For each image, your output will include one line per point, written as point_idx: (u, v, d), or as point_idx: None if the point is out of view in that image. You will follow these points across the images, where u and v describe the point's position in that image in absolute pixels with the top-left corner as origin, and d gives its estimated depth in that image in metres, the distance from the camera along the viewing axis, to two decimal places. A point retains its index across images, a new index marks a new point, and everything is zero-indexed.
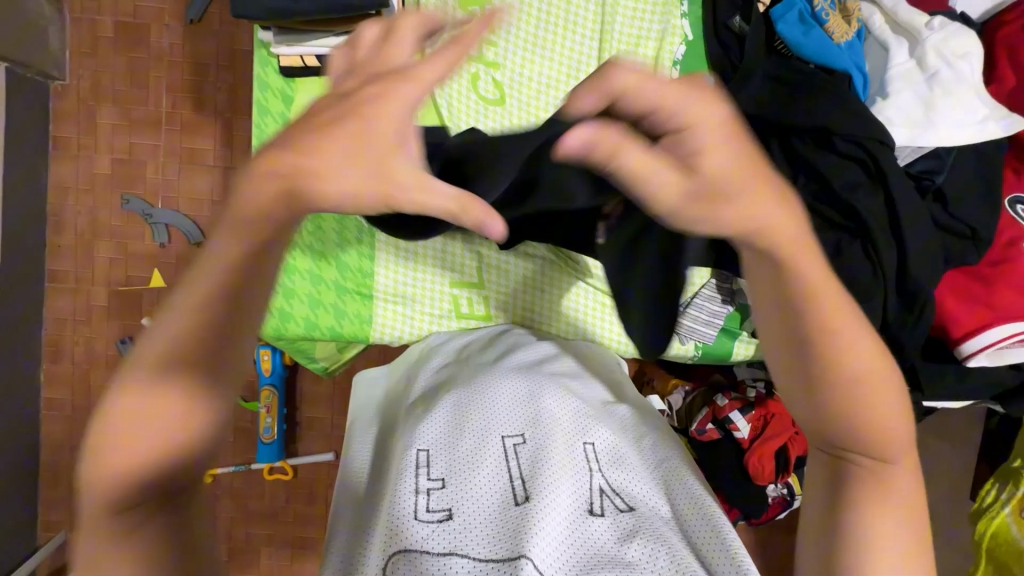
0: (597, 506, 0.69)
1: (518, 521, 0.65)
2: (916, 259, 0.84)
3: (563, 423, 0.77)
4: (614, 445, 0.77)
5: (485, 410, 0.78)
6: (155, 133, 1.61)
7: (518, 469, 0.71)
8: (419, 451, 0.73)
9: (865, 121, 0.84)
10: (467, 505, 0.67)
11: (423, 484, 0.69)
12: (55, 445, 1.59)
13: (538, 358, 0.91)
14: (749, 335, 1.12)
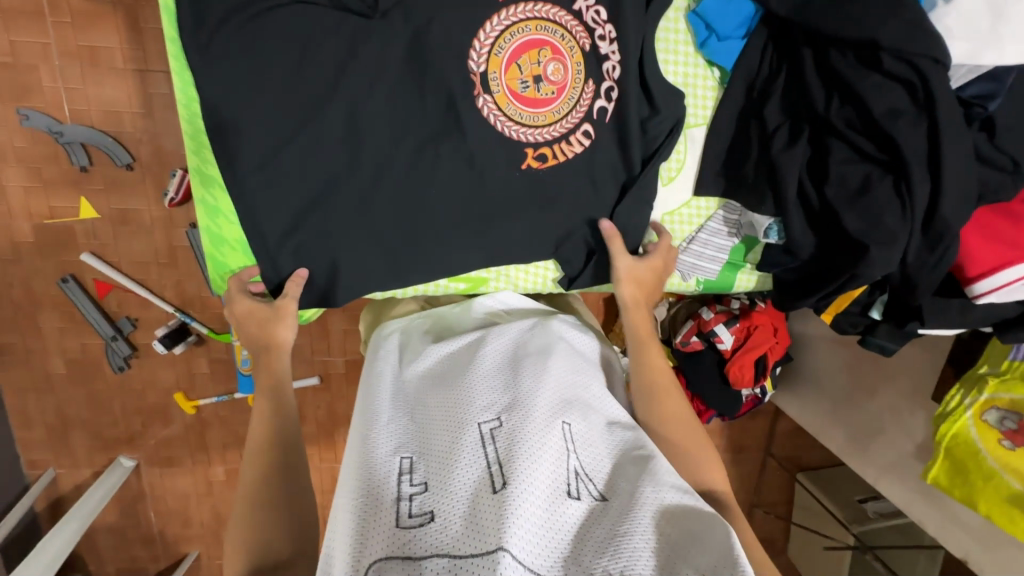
0: (574, 489, 0.64)
1: (499, 511, 0.57)
2: (952, 197, 0.77)
3: (543, 401, 0.71)
4: (592, 431, 0.72)
5: (460, 399, 0.72)
6: (40, 27, 1.32)
7: (495, 454, 0.64)
8: (400, 457, 0.66)
9: (918, 31, 0.72)
10: (448, 501, 0.60)
11: (404, 490, 0.62)
12: (21, 388, 1.59)
13: (514, 341, 0.84)
14: (752, 267, 1.07)
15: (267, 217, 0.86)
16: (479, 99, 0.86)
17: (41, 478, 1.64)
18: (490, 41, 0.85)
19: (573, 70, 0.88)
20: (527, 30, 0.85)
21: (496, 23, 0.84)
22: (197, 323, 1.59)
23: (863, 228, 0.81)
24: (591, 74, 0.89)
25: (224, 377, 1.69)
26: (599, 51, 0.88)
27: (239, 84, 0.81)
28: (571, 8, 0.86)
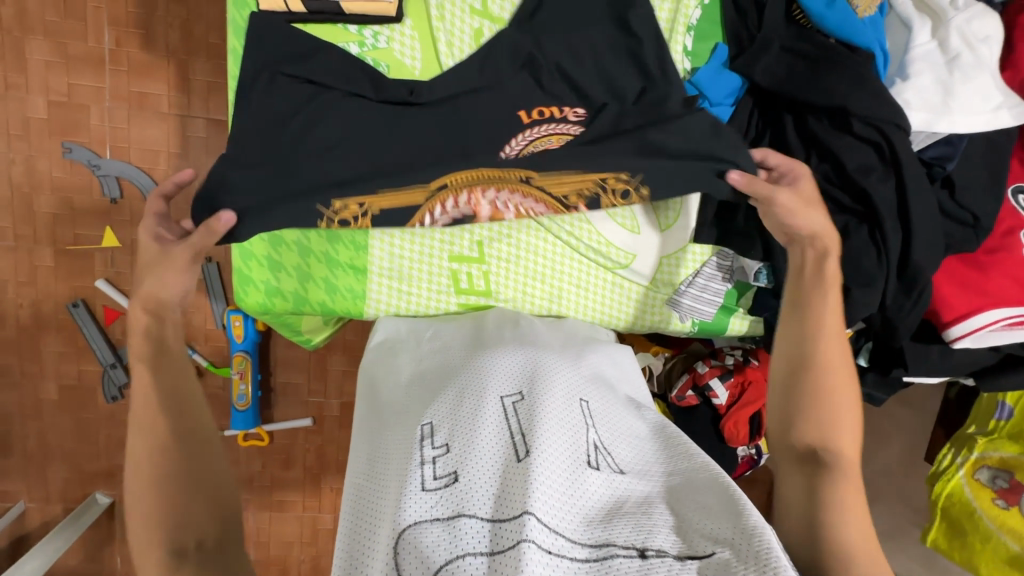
0: (593, 461, 0.72)
1: (522, 474, 0.65)
2: (920, 247, 0.85)
3: (559, 385, 0.80)
4: (604, 413, 0.81)
5: (482, 377, 0.81)
6: (98, 72, 1.47)
7: (517, 424, 0.73)
8: (424, 425, 0.75)
9: (882, 101, 0.84)
10: (473, 465, 0.68)
11: (428, 454, 0.70)
12: (9, 413, 1.59)
13: (530, 336, 0.94)
14: (744, 311, 1.12)
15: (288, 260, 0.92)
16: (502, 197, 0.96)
17: (9, 510, 1.58)
18: (513, 113, 0.95)
19: None
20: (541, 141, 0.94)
21: (521, 139, 0.93)
22: (198, 355, 1.61)
23: (842, 271, 0.89)
24: None
25: (217, 412, 1.68)
26: None
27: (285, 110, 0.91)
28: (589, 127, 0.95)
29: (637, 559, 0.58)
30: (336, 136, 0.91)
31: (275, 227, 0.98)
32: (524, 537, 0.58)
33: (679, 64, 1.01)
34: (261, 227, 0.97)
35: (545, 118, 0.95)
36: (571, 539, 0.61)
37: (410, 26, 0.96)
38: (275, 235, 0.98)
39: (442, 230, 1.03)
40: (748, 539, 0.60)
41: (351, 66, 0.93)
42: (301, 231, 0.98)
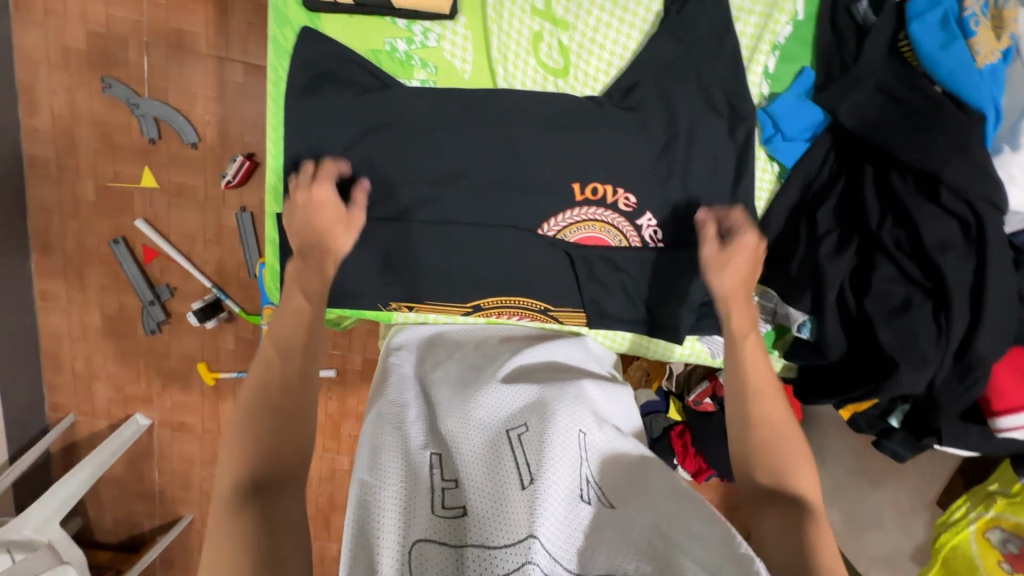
0: (591, 492, 0.77)
1: (524, 505, 0.70)
2: (986, 332, 0.79)
3: (562, 412, 0.84)
4: (604, 443, 0.86)
5: (489, 406, 0.87)
6: (136, 7, 1.45)
7: (520, 455, 0.78)
8: (434, 454, 0.81)
9: (982, 175, 0.75)
10: (478, 498, 0.73)
11: (438, 484, 0.76)
12: (57, 336, 1.70)
13: (536, 360, 0.98)
14: (780, 356, 1.06)
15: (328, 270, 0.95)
16: (546, 226, 0.95)
17: (59, 423, 1.72)
18: (567, 183, 0.92)
19: (609, 234, 0.96)
20: (573, 210, 0.94)
21: (568, 215, 0.94)
22: (230, 301, 1.65)
23: (896, 344, 0.83)
24: (634, 222, 0.95)
25: (245, 355, 1.74)
26: (642, 217, 0.94)
27: (337, 139, 0.90)
28: (634, 221, 0.95)
29: None
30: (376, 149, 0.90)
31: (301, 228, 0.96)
32: (525, 563, 0.64)
33: (755, 89, 0.91)
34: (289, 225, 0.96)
35: (595, 200, 0.93)
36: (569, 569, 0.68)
37: (463, 24, 0.88)
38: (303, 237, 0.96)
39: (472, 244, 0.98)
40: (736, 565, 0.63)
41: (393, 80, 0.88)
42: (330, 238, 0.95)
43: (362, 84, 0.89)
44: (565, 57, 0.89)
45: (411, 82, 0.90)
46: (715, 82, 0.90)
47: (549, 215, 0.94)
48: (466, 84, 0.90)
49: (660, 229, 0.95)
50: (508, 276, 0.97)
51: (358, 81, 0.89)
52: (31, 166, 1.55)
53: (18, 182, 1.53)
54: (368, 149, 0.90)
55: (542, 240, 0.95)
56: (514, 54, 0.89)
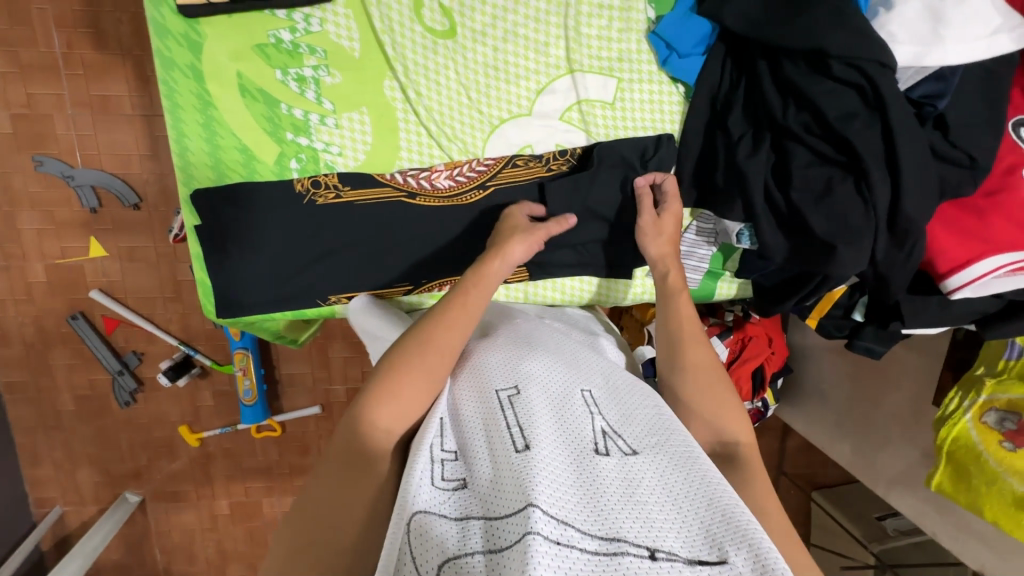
0: (602, 447, 0.68)
1: (521, 468, 0.62)
2: (912, 197, 0.78)
3: (557, 376, 0.78)
4: (609, 397, 0.78)
5: (484, 372, 0.79)
6: (55, 80, 1.42)
7: (515, 414, 0.70)
8: (429, 424, 0.73)
9: (864, 39, 0.75)
10: (476, 463, 0.65)
11: (435, 457, 0.69)
12: (29, 427, 1.63)
13: (535, 326, 0.92)
14: (732, 275, 1.08)
15: (261, 270, 0.93)
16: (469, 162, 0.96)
17: (46, 518, 1.65)
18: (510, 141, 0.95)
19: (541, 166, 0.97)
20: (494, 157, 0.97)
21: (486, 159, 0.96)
22: (201, 355, 1.62)
23: (829, 230, 0.82)
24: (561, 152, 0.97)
25: (225, 409, 1.70)
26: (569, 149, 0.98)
27: (249, 142, 0.91)
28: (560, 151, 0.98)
29: (647, 559, 0.55)
30: (296, 145, 0.92)
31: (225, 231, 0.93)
32: (528, 532, 0.55)
33: (641, 15, 0.92)
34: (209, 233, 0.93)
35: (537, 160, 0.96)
36: (581, 527, 0.57)
37: (342, 4, 0.87)
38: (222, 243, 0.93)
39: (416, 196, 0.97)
40: (759, 559, 0.56)
41: (285, 73, 0.89)
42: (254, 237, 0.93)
43: (257, 82, 0.89)
44: (449, 18, 0.89)
45: (303, 71, 0.89)
46: (602, 18, 0.92)
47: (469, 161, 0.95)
48: (358, 61, 0.90)
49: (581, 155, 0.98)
50: (443, 241, 0.95)
51: (255, 80, 0.89)
52: None
53: None
54: (292, 137, 0.91)
55: (474, 198, 0.95)
56: (399, 25, 0.88)
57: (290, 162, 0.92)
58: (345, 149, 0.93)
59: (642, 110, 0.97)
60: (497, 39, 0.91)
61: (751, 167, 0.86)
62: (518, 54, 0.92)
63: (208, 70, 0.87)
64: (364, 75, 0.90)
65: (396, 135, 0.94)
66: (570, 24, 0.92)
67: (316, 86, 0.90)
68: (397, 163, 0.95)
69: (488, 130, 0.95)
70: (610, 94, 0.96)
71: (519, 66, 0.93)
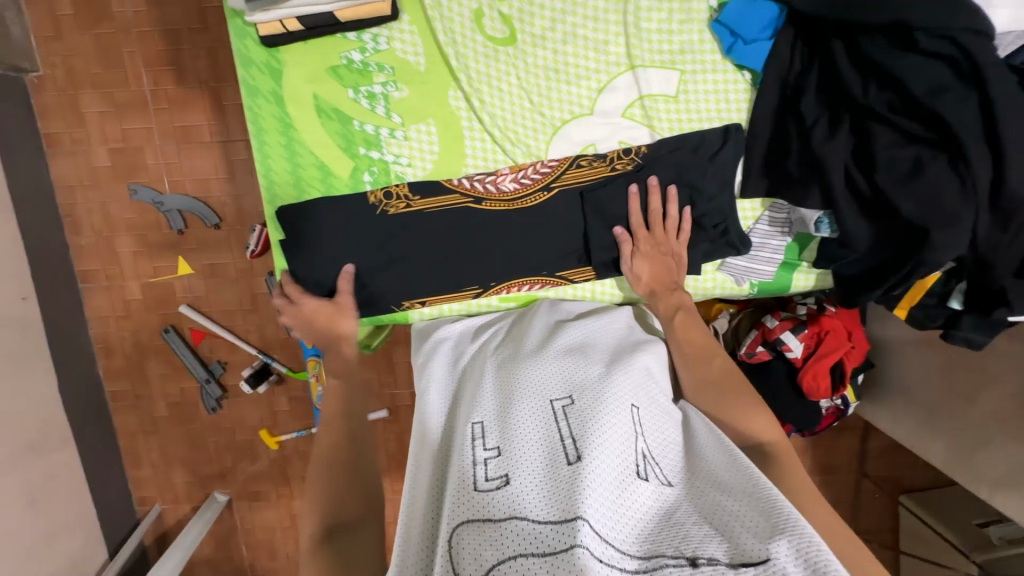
0: (644, 471, 0.68)
1: (573, 480, 0.62)
2: (1018, 172, 0.72)
3: (609, 389, 0.77)
4: (652, 421, 0.78)
5: (533, 378, 0.79)
6: (144, 115, 1.56)
7: (567, 427, 0.70)
8: (475, 423, 0.73)
9: (950, 9, 0.72)
10: (524, 470, 0.65)
11: (480, 454, 0.69)
12: (130, 432, 1.79)
13: (581, 333, 0.91)
14: (809, 265, 1.02)
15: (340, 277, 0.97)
16: (534, 163, 0.97)
17: (147, 516, 1.80)
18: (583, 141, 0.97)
19: (605, 165, 0.96)
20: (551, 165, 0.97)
21: (549, 161, 0.97)
22: (277, 363, 1.72)
23: (921, 212, 0.77)
24: (626, 150, 0.96)
25: (301, 413, 1.80)
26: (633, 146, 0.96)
27: (326, 160, 0.96)
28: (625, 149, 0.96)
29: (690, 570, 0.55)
30: (370, 160, 0.96)
31: None
32: (579, 543, 0.55)
33: (703, 5, 0.91)
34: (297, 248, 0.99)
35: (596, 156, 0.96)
36: (621, 549, 0.59)
37: (408, 22, 0.92)
38: None
39: None
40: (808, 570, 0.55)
41: (357, 92, 0.93)
42: None
43: (332, 102, 0.94)
44: (509, 26, 0.91)
45: (373, 88, 0.93)
46: (661, 12, 0.92)
47: (534, 162, 0.97)
48: (423, 74, 0.93)
49: (644, 151, 0.96)
50: (511, 243, 0.97)
51: (330, 101, 0.94)
52: (81, 281, 1.67)
53: (72, 297, 1.65)
54: (367, 153, 0.96)
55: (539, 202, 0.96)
56: (463, 37, 0.91)
57: (363, 175, 0.97)
58: (414, 160, 0.97)
59: (708, 102, 0.95)
60: (556, 42, 0.92)
61: (829, 154, 0.83)
62: (579, 55, 0.93)
63: (287, 95, 0.93)
64: (430, 87, 0.94)
65: (462, 144, 0.97)
66: (630, 21, 0.92)
67: (386, 101, 0.94)
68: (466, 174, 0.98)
69: (551, 131, 0.96)
70: (673, 87, 0.95)
71: (580, 67, 0.94)
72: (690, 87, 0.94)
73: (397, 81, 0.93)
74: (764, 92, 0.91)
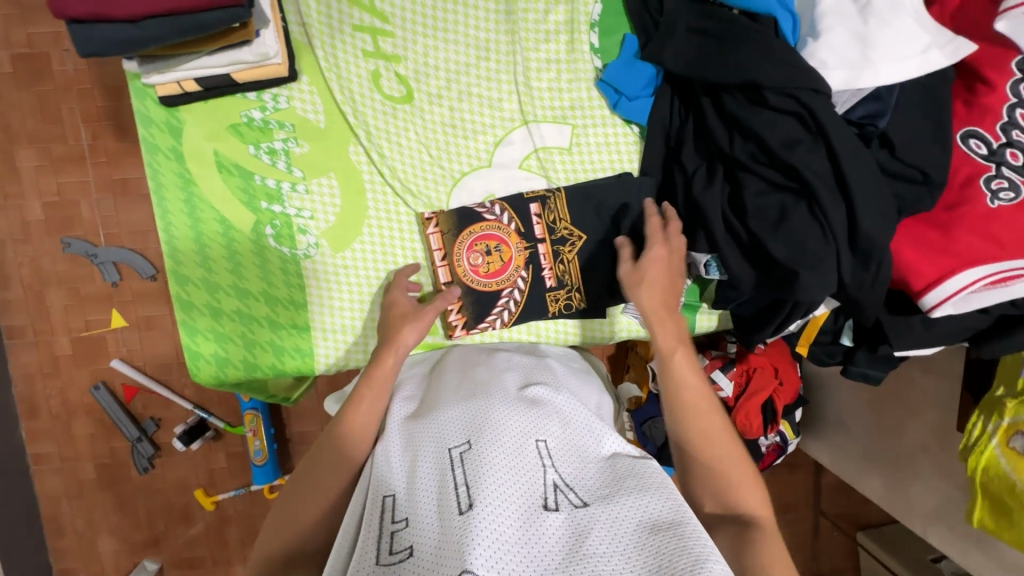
0: (551, 501, 0.68)
1: (464, 530, 0.61)
2: (869, 218, 0.77)
3: (509, 428, 0.77)
4: (563, 449, 0.78)
5: (436, 434, 0.78)
6: (81, 168, 1.56)
7: (464, 477, 0.69)
8: (384, 494, 0.72)
9: (794, 70, 0.77)
10: (426, 530, 0.64)
11: (387, 526, 0.67)
12: (53, 498, 1.68)
13: (491, 374, 0.92)
14: (710, 307, 1.05)
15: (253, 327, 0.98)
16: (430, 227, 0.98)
17: None
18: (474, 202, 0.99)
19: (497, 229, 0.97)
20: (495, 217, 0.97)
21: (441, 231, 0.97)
22: (214, 418, 1.66)
23: (789, 255, 0.81)
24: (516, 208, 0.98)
25: (239, 470, 1.72)
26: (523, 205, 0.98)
27: (226, 213, 0.97)
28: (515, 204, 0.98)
29: None
30: (271, 214, 0.97)
31: (213, 296, 0.99)
32: None
33: (588, 65, 0.97)
34: (200, 300, 0.99)
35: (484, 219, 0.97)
36: None
37: (307, 82, 0.95)
38: (214, 308, 0.99)
39: (387, 248, 1.00)
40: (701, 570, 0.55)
41: (257, 148, 0.95)
42: (244, 303, 0.99)
43: (232, 158, 0.96)
44: (404, 85, 0.95)
45: (273, 145, 0.95)
46: (548, 72, 0.97)
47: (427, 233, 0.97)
48: (323, 131, 0.96)
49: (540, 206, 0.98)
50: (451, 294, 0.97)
51: (230, 156, 0.96)
52: (7, 337, 1.61)
53: None
54: (268, 206, 0.97)
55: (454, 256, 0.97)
56: (360, 96, 0.95)
57: (265, 229, 0.97)
58: (316, 213, 0.98)
59: (600, 154, 0.99)
60: (451, 100, 0.97)
61: (703, 203, 0.87)
62: (474, 111, 0.97)
63: (187, 151, 0.95)
64: (330, 143, 0.97)
65: (363, 196, 0.99)
66: (520, 80, 0.97)
67: (286, 157, 0.96)
68: (368, 224, 0.99)
69: (451, 183, 0.99)
70: (566, 140, 0.99)
71: (475, 123, 0.98)
72: (581, 140, 0.99)
73: (297, 138, 0.96)
74: (651, 145, 0.96)
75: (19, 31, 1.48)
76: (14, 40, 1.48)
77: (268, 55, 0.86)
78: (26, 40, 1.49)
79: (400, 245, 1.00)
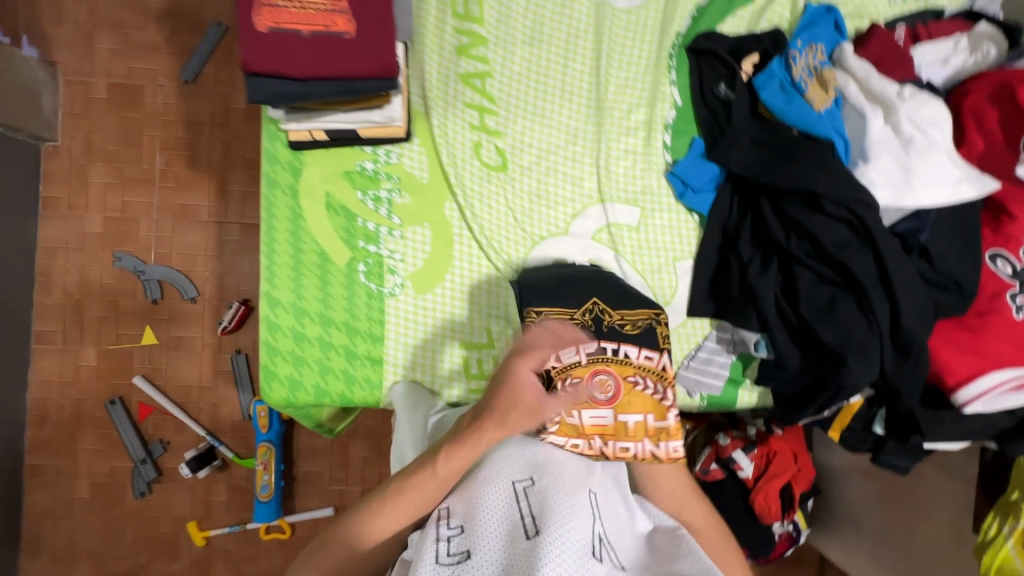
0: (599, 552, 0.74)
1: (532, 557, 0.68)
2: (910, 317, 0.88)
3: (568, 473, 0.84)
4: (608, 503, 0.84)
5: (502, 460, 0.85)
6: (149, 190, 1.65)
7: (529, 508, 0.76)
8: (444, 505, 0.80)
9: (848, 185, 0.92)
10: (487, 548, 0.72)
11: (446, 531, 0.75)
12: (38, 514, 1.61)
13: None
14: (752, 383, 1.12)
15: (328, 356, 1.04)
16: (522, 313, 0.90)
17: None
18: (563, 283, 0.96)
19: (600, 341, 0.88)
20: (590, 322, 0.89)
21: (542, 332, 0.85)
22: (224, 447, 1.63)
23: (839, 342, 0.91)
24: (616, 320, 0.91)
25: (237, 505, 1.65)
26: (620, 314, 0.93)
27: (327, 247, 1.06)
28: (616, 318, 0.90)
29: None
30: (367, 253, 1.07)
31: (299, 321, 1.06)
32: None
33: (660, 159, 1.12)
34: (286, 324, 1.05)
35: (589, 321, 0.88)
36: None
37: (417, 144, 1.09)
38: (298, 333, 1.06)
39: (467, 296, 1.09)
40: None
41: (365, 194, 1.07)
42: (326, 331, 1.06)
43: (341, 200, 1.07)
44: (501, 157, 1.09)
45: (379, 193, 1.07)
46: (625, 160, 1.12)
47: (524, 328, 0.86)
48: (425, 186, 1.09)
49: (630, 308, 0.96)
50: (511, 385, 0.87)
51: (339, 198, 1.07)
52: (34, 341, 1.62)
53: (21, 355, 1.60)
54: (365, 245, 1.07)
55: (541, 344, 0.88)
56: (462, 161, 1.08)
57: (358, 265, 1.07)
58: (406, 257, 1.08)
59: (665, 235, 1.12)
60: (539, 174, 1.10)
61: (761, 288, 0.98)
62: (558, 186, 1.11)
63: (303, 189, 1.06)
64: (428, 197, 1.09)
65: (451, 248, 1.09)
66: (601, 164, 1.11)
67: (389, 205, 1.08)
68: (453, 272, 1.09)
69: (531, 245, 1.10)
70: (635, 220, 1.12)
71: (558, 195, 1.11)
72: (650, 220, 1.12)
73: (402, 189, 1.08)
74: (709, 232, 1.08)
75: (122, 66, 1.64)
76: (115, 72, 1.64)
77: (394, 118, 1.00)
78: (126, 73, 1.64)
79: (476, 294, 1.10)
